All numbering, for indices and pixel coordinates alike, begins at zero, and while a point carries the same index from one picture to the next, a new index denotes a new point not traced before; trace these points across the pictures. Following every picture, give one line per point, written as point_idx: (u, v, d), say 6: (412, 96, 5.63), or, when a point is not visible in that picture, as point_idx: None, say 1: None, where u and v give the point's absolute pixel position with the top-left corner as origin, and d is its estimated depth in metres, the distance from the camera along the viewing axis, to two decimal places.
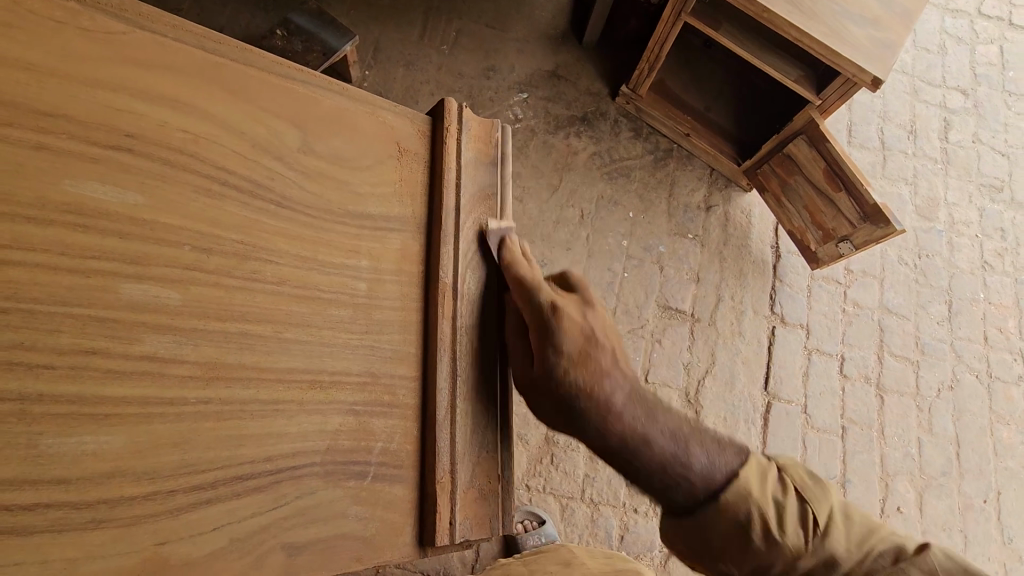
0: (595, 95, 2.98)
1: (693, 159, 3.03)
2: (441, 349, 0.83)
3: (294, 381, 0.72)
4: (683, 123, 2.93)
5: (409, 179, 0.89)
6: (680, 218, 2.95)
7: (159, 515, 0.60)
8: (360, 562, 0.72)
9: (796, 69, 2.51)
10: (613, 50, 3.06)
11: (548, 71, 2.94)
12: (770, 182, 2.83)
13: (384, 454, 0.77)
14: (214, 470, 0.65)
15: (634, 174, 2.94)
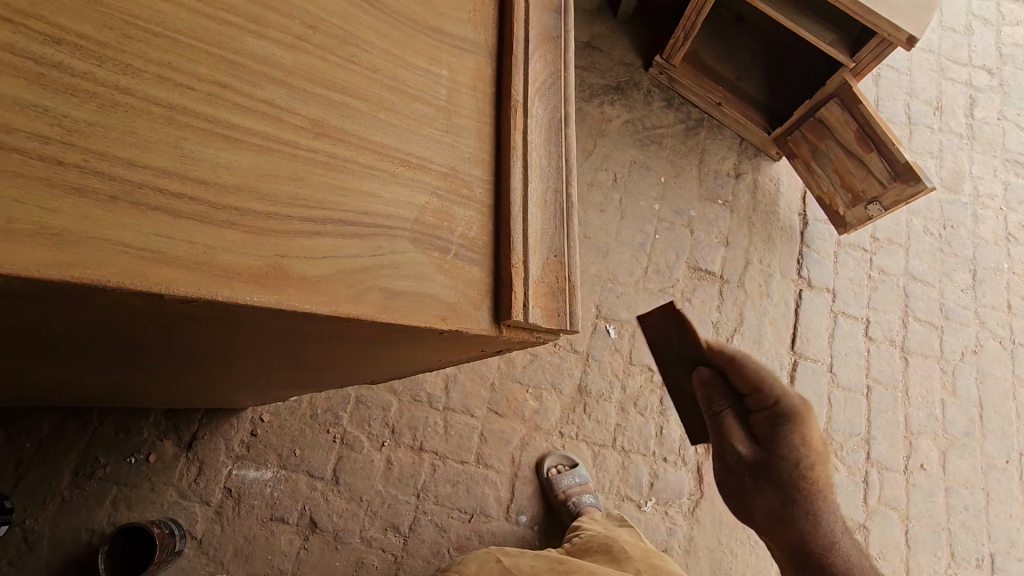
0: (628, 66, 3.15)
1: (723, 129, 3.16)
2: (514, 155, 0.91)
3: (386, 155, 0.80)
4: (716, 92, 3.04)
5: (481, 12, 0.97)
6: (711, 182, 3.06)
7: (280, 233, 0.68)
8: (446, 322, 0.80)
9: (831, 34, 2.57)
10: (646, 25, 3.25)
11: (584, 42, 3.14)
12: (802, 147, 2.91)
13: (463, 238, 0.84)
14: (322, 210, 0.72)
15: (666, 141, 3.08)
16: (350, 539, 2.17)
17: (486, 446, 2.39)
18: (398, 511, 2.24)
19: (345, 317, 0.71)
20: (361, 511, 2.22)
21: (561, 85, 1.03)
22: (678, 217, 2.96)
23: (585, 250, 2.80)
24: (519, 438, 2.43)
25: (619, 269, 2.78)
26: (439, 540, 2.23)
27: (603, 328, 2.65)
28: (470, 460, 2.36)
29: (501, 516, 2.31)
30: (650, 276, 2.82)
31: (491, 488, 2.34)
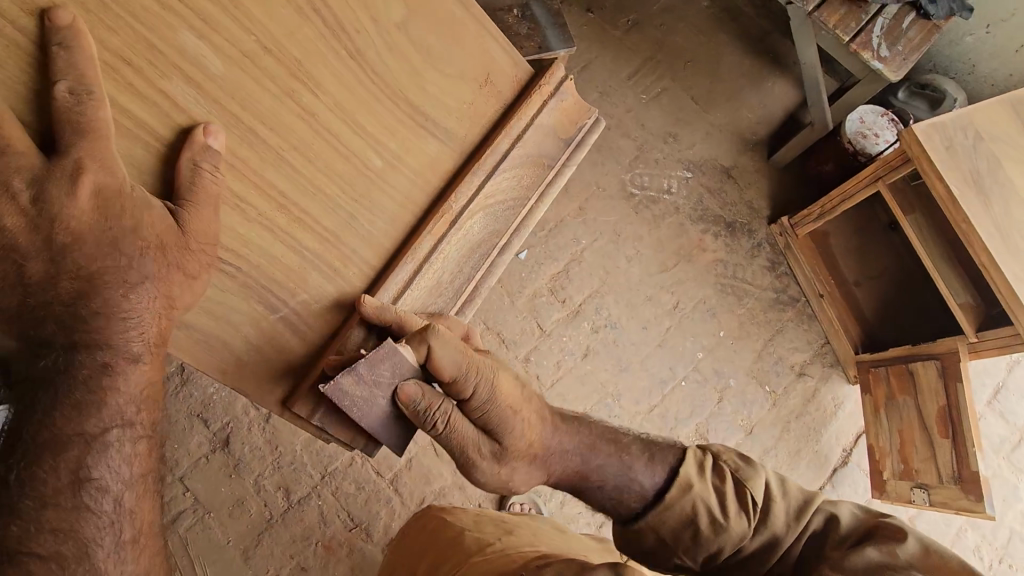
0: (753, 211, 2.71)
1: (813, 321, 2.66)
2: (408, 257, 0.85)
3: (268, 196, 0.77)
4: (823, 282, 2.59)
5: (478, 109, 0.93)
6: (768, 364, 2.56)
7: (74, 217, 0.66)
8: (224, 376, 0.75)
9: (967, 295, 2.19)
10: (798, 183, 2.79)
11: (723, 166, 2.70)
12: (880, 386, 2.42)
13: (302, 307, 0.80)
14: (149, 217, 0.70)
15: (746, 302, 2.59)
16: (246, 477, 1.89)
17: (407, 473, 2.04)
18: (297, 479, 1.94)
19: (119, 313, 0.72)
20: (270, 458, 1.93)
21: (520, 214, 0.97)
22: (715, 379, 2.48)
23: (599, 359, 2.36)
24: (441, 484, 2.07)
25: (627, 393, 2.37)
26: (313, 528, 1.92)
27: None
28: (383, 475, 2.02)
29: (377, 543, 1.97)
30: (650, 420, 2.38)
31: (386, 513, 2.00)
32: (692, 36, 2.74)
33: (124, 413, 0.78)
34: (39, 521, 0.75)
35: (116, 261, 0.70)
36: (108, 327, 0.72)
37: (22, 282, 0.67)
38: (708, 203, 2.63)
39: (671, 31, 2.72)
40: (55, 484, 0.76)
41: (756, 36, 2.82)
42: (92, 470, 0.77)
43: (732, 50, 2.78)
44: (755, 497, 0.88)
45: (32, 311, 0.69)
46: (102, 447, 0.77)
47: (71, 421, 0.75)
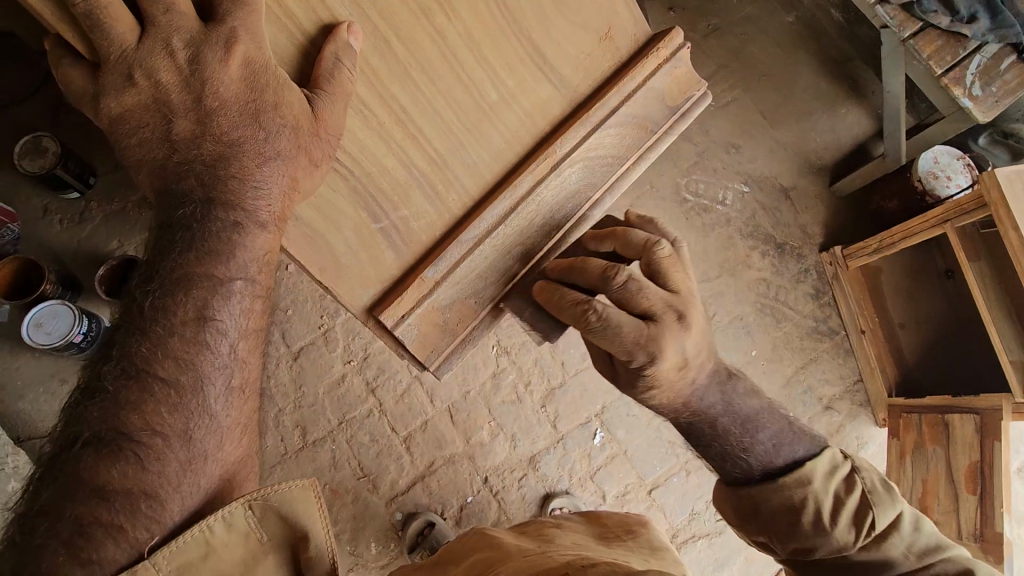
0: (805, 236, 2.65)
1: (849, 357, 2.60)
2: (508, 193, 0.86)
3: (387, 108, 0.78)
4: (867, 319, 2.52)
5: (594, 62, 0.93)
6: (796, 393, 2.53)
7: (227, 88, 0.72)
8: (321, 274, 0.77)
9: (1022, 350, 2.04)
10: (859, 214, 2.70)
11: (782, 187, 2.64)
12: (910, 433, 2.33)
13: (400, 223, 0.81)
14: (289, 99, 0.74)
15: (783, 325, 2.57)
16: (269, 411, 1.99)
17: (421, 433, 2.08)
18: (316, 420, 2.01)
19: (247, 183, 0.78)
20: (293, 395, 2.02)
21: (618, 172, 0.96)
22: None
23: None
24: (452, 450, 2.10)
25: None
26: (324, 470, 2.00)
27: (592, 427, 2.20)
28: (398, 432, 2.07)
29: (382, 496, 2.03)
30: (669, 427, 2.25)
31: (396, 469, 2.05)
32: (770, 51, 2.65)
33: (247, 267, 0.83)
34: (165, 347, 0.80)
35: (253, 136, 0.76)
36: (241, 186, 0.78)
37: (172, 136, 0.75)
38: (760, 220, 2.59)
39: (751, 42, 2.64)
40: (183, 316, 0.81)
41: (837, 58, 2.69)
42: (215, 313, 0.82)
43: (810, 71, 2.68)
44: (854, 505, 0.92)
45: (177, 162, 0.77)
46: (226, 294, 0.82)
47: (202, 263, 0.80)
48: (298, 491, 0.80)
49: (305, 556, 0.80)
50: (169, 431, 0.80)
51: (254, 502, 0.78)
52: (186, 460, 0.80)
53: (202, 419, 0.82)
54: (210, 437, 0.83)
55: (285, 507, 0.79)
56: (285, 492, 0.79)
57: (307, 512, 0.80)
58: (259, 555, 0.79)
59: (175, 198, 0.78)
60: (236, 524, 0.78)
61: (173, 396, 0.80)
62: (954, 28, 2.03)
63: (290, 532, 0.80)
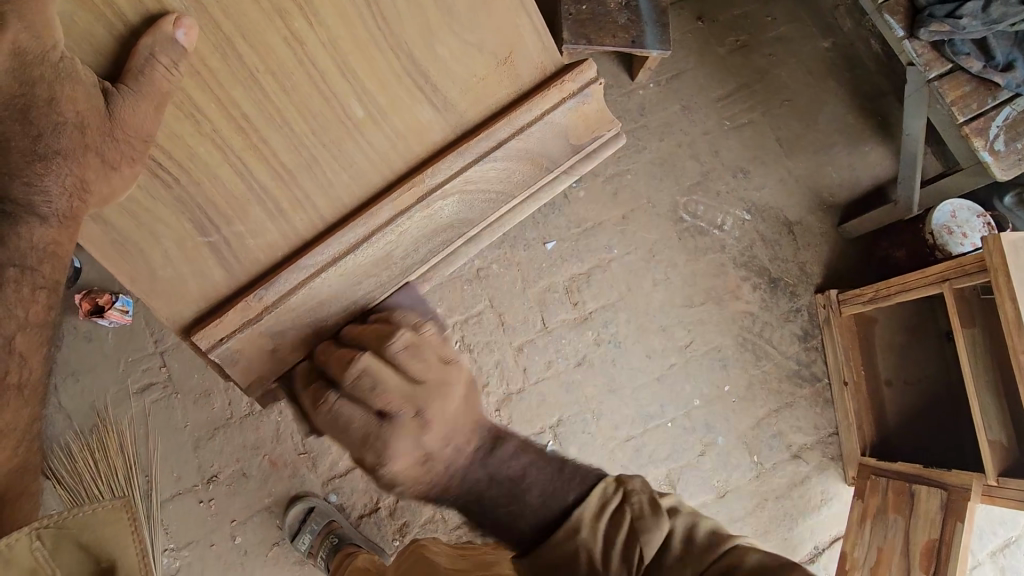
0: (803, 273, 2.42)
1: (827, 409, 2.38)
2: (363, 220, 0.79)
3: (226, 113, 0.71)
4: (853, 369, 2.29)
5: (490, 86, 0.86)
6: (763, 438, 2.31)
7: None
8: (132, 283, 0.72)
9: (1004, 432, 1.86)
10: (867, 259, 2.47)
11: (786, 220, 2.43)
12: (876, 496, 2.13)
13: (235, 239, 0.76)
14: (72, 95, 0.67)
15: (763, 364, 2.34)
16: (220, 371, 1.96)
17: None
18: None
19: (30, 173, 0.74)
20: None
21: (499, 209, 0.90)
22: (702, 431, 2.26)
23: (593, 371, 2.19)
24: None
25: (611, 414, 2.18)
26: (264, 441, 1.97)
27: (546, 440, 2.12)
28: None
29: (319, 475, 2.00)
30: (624, 450, 2.19)
31: (338, 450, 2.02)
32: (798, 76, 2.48)
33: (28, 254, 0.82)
34: None
35: (22, 133, 0.71)
36: (10, 178, 0.75)
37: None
38: (757, 251, 2.39)
39: (780, 63, 2.47)
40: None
41: (867, 93, 2.51)
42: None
43: (836, 102, 2.49)
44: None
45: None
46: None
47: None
48: (103, 516, 0.71)
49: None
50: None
51: (45, 531, 0.69)
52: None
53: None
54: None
55: (87, 534, 0.70)
56: (86, 517, 0.70)
57: (115, 542, 0.71)
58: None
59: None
60: (20, 559, 0.67)
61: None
62: (986, 75, 1.84)
63: (90, 566, 0.70)
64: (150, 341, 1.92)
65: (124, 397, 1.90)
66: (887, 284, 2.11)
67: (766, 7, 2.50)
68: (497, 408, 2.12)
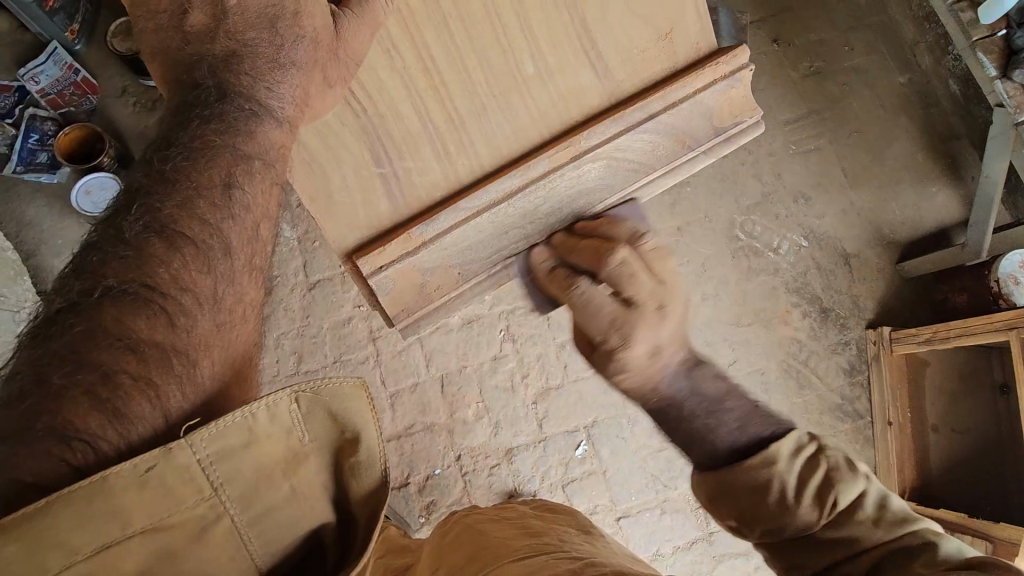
0: (856, 307, 2.38)
1: (867, 446, 2.32)
2: (521, 170, 0.83)
3: (413, 52, 0.76)
4: (898, 410, 2.24)
5: (650, 59, 0.88)
6: None
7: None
8: (313, 202, 0.76)
9: None
10: (924, 301, 2.41)
11: (844, 252, 2.39)
12: None
13: (405, 174, 0.80)
14: (311, 10, 0.72)
15: (806, 393, 2.31)
16: (273, 329, 2.03)
17: (408, 395, 2.08)
18: (314, 352, 2.04)
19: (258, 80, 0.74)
20: (299, 326, 2.04)
21: (640, 181, 0.92)
22: None
23: None
24: (434, 419, 2.09)
25: (647, 421, 2.18)
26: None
27: (579, 438, 2.14)
28: (387, 387, 2.08)
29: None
30: (656, 460, 2.18)
31: None
32: (871, 108, 2.44)
33: (267, 152, 0.75)
34: (184, 203, 0.71)
35: (267, 38, 0.73)
36: (254, 80, 0.74)
37: (186, 29, 0.73)
38: (811, 278, 2.35)
39: (854, 94, 2.44)
40: (205, 181, 0.72)
41: (942, 133, 2.45)
42: (238, 183, 0.74)
43: (908, 139, 2.45)
44: (821, 480, 0.75)
45: (188, 54, 0.74)
46: (246, 167, 0.74)
47: (225, 135, 0.73)
48: (349, 391, 0.72)
49: (354, 461, 0.72)
50: (199, 291, 0.70)
51: (301, 395, 0.69)
52: (213, 324, 0.70)
53: (224, 286, 0.72)
54: (235, 303, 0.72)
55: (337, 405, 0.71)
56: (337, 389, 0.71)
57: (361, 414, 0.72)
58: (301, 455, 0.70)
59: (194, 82, 0.75)
60: (281, 417, 0.67)
61: (201, 257, 0.70)
62: None
63: (337, 432, 0.73)
64: None
65: None
66: (947, 325, 2.07)
67: (847, 36, 2.46)
68: (531, 403, 2.13)
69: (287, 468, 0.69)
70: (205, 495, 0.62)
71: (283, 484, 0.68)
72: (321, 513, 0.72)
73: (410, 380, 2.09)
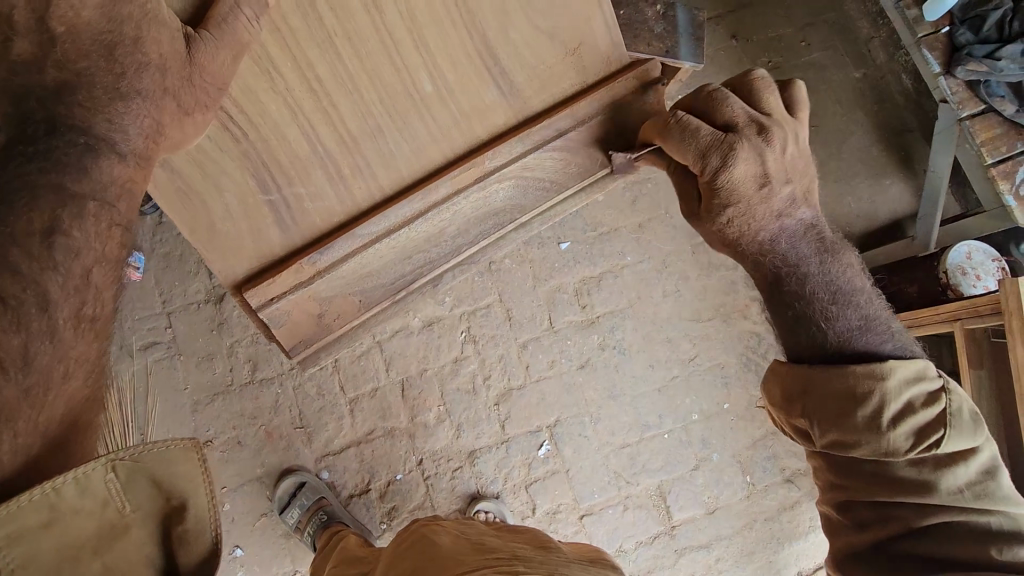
0: None
1: None
2: (420, 194, 0.79)
3: (296, 73, 0.71)
4: None
5: (555, 75, 0.86)
6: (759, 460, 2.26)
7: (81, 13, 0.61)
8: (189, 234, 0.72)
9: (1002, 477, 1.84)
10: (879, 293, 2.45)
11: None
12: None
13: (295, 201, 0.76)
14: (156, 35, 0.65)
15: None
16: (224, 337, 1.96)
17: (367, 400, 2.04)
18: (268, 360, 1.98)
19: (103, 109, 0.68)
20: (251, 333, 1.98)
21: (552, 199, 0.90)
22: (699, 446, 2.23)
23: (594, 376, 2.17)
24: (394, 424, 2.05)
25: (609, 418, 2.18)
26: (261, 411, 1.98)
27: (542, 439, 2.13)
28: (345, 393, 2.03)
29: (314, 451, 2.01)
30: (619, 457, 2.18)
31: (334, 428, 2.02)
32: (826, 103, 2.46)
33: (105, 190, 0.71)
34: (2, 258, 0.65)
35: (106, 67, 0.65)
36: (91, 112, 0.68)
37: (7, 57, 0.63)
38: None
39: (809, 89, 2.45)
40: (21, 230, 0.66)
41: (894, 127, 2.49)
42: (63, 227, 0.68)
43: (862, 133, 2.47)
44: (925, 417, 0.87)
45: (12, 85, 0.65)
46: (78, 210, 0.69)
47: (53, 176, 0.67)
48: (177, 452, 0.66)
49: (177, 530, 0.65)
50: (5, 353, 0.63)
51: (120, 463, 0.64)
52: (21, 390, 0.63)
53: (42, 343, 0.66)
54: (53, 362, 0.67)
55: (161, 471, 0.65)
56: (162, 452, 0.65)
57: (187, 478, 0.66)
58: (120, 526, 0.63)
59: (20, 113, 0.67)
60: (93, 488, 0.62)
61: (8, 314, 0.64)
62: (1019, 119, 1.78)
63: (163, 499, 0.66)
64: (158, 301, 1.92)
65: (126, 352, 1.91)
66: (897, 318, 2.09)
67: (802, 30, 2.46)
68: (493, 405, 2.11)
69: (100, 543, 0.62)
70: None
71: (92, 561, 0.61)
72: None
73: (369, 385, 2.04)
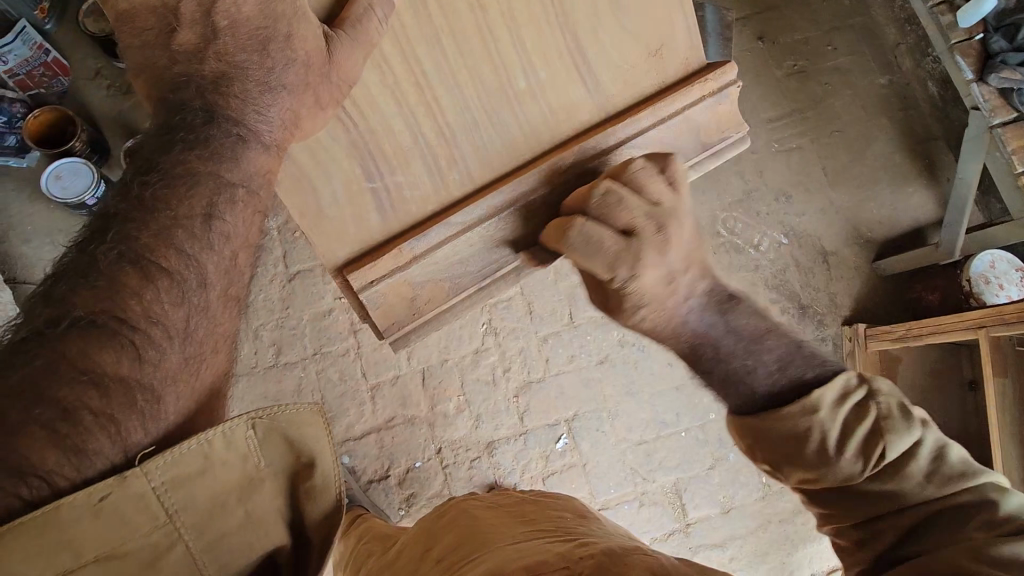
0: (833, 304, 2.41)
1: None
2: (510, 186, 0.82)
3: (405, 69, 0.76)
4: None
5: (637, 74, 0.89)
6: None
7: (242, 10, 0.74)
8: (301, 218, 0.76)
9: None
10: (898, 299, 2.45)
11: (823, 249, 2.42)
12: None
13: (394, 188, 0.79)
14: (303, 34, 0.74)
15: None
16: (251, 320, 2.01)
17: (389, 387, 2.08)
18: (292, 344, 2.03)
19: (245, 97, 0.77)
20: (277, 316, 2.03)
21: None
22: (714, 445, 2.26)
23: (612, 372, 2.20)
24: (415, 413, 2.10)
25: (626, 413, 2.21)
26: (284, 394, 2.02)
27: (560, 432, 2.16)
28: (367, 380, 2.07)
29: (335, 435, 2.04)
30: (635, 453, 2.21)
31: (355, 414, 2.06)
32: (851, 108, 2.48)
33: (251, 180, 0.79)
34: (167, 234, 0.75)
35: (258, 60, 0.75)
36: (244, 104, 0.77)
37: (173, 46, 0.75)
38: (790, 275, 2.38)
39: (835, 93, 2.47)
40: (186, 211, 0.76)
41: (920, 134, 2.50)
42: (219, 212, 0.77)
43: (886, 139, 2.48)
44: (865, 431, 0.78)
45: (176, 73, 0.77)
46: (230, 197, 0.78)
47: (209, 163, 0.77)
48: (307, 415, 0.76)
49: (306, 484, 0.75)
50: (170, 323, 0.73)
51: (258, 422, 0.73)
52: (182, 357, 0.73)
53: (200, 318, 0.76)
54: (206, 334, 0.76)
55: (294, 430, 0.75)
56: (294, 414, 0.75)
57: (315, 438, 0.76)
58: (257, 478, 0.73)
59: (180, 103, 0.77)
60: (236, 443, 0.71)
61: (175, 288, 0.74)
62: None
63: (292, 458, 0.76)
64: None
65: None
66: (923, 325, 2.08)
67: (829, 35, 2.48)
68: (513, 396, 2.15)
69: (242, 492, 0.72)
70: (160, 522, 0.67)
71: (238, 508, 0.71)
72: (277, 537, 0.74)
73: (391, 373, 2.09)
